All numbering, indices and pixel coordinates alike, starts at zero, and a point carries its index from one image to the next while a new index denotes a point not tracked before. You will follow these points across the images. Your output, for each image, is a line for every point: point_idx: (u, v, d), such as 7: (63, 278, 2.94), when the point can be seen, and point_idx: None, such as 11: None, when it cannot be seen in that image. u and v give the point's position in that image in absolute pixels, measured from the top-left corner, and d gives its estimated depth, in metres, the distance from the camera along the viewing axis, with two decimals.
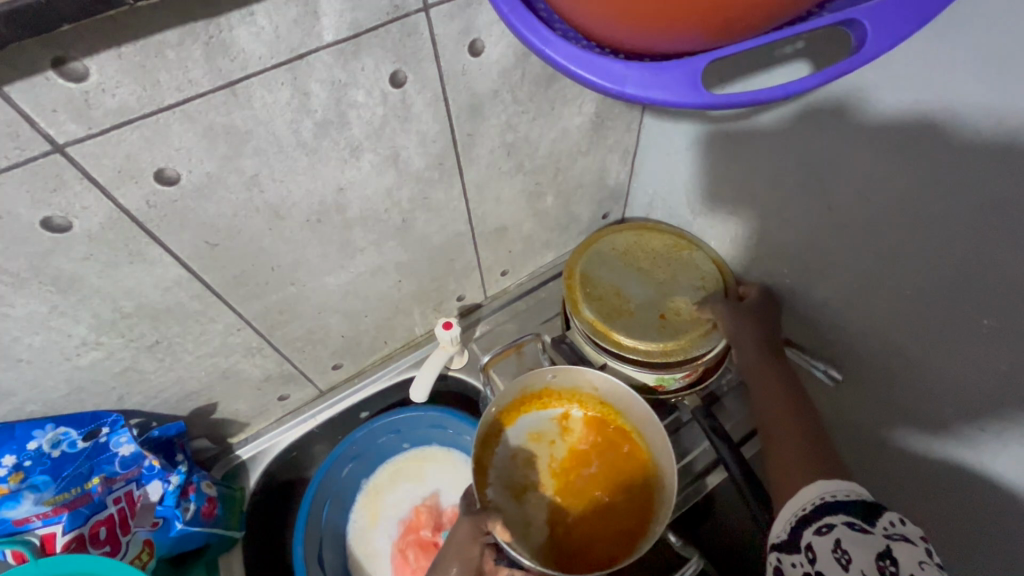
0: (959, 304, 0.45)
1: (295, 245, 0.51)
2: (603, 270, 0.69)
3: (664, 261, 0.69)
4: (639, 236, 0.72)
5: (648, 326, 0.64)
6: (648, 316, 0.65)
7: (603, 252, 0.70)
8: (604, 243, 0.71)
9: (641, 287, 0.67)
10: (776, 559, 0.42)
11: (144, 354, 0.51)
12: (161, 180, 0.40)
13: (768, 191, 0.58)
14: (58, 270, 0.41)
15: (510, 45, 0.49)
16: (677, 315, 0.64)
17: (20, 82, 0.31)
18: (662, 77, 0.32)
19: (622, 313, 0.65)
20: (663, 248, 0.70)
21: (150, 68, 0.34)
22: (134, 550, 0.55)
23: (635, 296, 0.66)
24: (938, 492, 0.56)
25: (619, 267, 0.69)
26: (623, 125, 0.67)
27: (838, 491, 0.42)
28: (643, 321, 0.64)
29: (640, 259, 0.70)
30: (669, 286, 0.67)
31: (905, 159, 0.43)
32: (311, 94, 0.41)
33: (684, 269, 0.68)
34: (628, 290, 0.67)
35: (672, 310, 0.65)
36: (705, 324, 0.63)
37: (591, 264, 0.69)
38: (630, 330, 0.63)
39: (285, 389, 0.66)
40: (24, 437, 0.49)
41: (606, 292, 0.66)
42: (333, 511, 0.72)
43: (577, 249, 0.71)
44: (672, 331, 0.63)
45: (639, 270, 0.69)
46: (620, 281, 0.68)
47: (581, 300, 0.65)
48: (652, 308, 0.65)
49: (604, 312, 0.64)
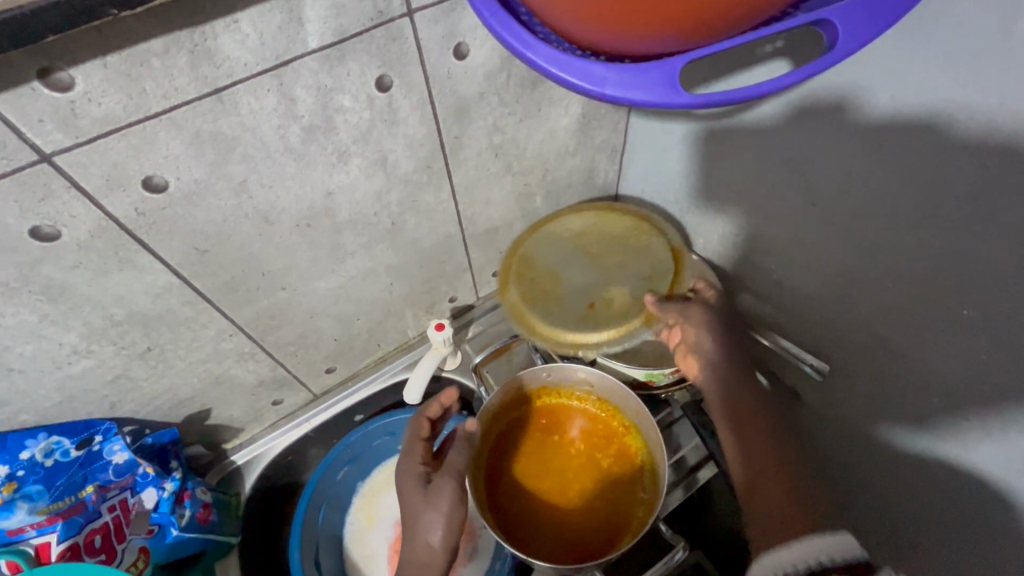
0: (941, 295, 0.45)
1: (285, 250, 0.51)
2: (549, 251, 0.68)
3: (617, 247, 0.67)
4: (599, 219, 0.70)
5: (571, 314, 0.64)
6: (576, 305, 0.64)
7: (557, 233, 0.69)
8: (561, 223, 0.70)
9: (582, 272, 0.66)
10: None
11: (137, 361, 0.51)
12: (149, 188, 0.40)
13: (753, 187, 0.58)
14: (48, 279, 0.41)
15: (495, 48, 0.49)
16: (607, 307, 0.63)
17: (6, 93, 0.32)
18: (639, 77, 0.33)
19: (549, 297, 0.65)
20: (621, 232, 0.68)
21: (136, 76, 0.35)
22: (130, 557, 0.55)
23: (571, 281, 0.66)
24: (926, 482, 0.56)
25: (567, 249, 0.68)
26: (610, 124, 0.68)
27: (834, 551, 0.40)
28: (569, 309, 0.64)
29: (593, 243, 0.68)
30: (615, 273, 0.65)
31: (883, 152, 0.44)
32: (297, 100, 0.42)
33: (632, 259, 0.66)
34: (564, 276, 0.66)
35: (603, 300, 0.64)
36: (634, 319, 0.62)
37: (538, 244, 0.68)
38: (550, 316, 0.63)
39: (278, 394, 0.67)
40: (17, 447, 0.49)
41: (541, 276, 0.66)
42: (329, 513, 0.72)
43: (532, 226, 0.71)
44: (595, 322, 0.62)
45: (588, 255, 0.68)
46: (561, 264, 0.67)
47: (511, 282, 0.66)
48: (584, 296, 0.65)
49: (531, 295, 0.65)
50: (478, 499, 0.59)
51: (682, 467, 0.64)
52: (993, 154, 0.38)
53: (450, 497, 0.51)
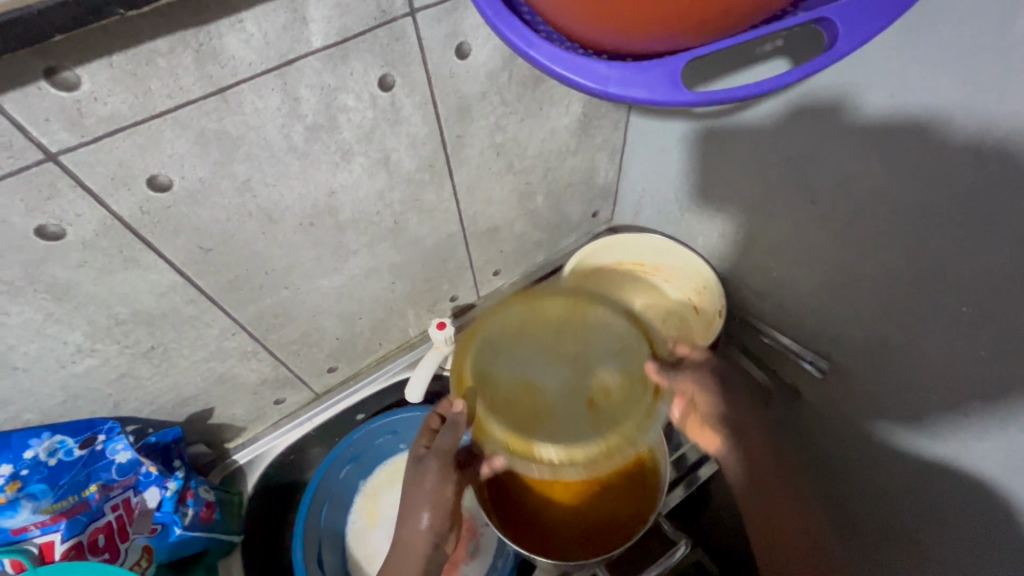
0: (940, 292, 0.46)
1: (289, 249, 0.51)
2: (501, 363, 0.52)
3: (574, 331, 0.53)
4: (528, 308, 0.55)
5: (577, 422, 0.48)
6: (574, 408, 0.49)
7: (493, 338, 0.53)
8: (492, 328, 0.54)
9: (554, 369, 0.51)
10: None
11: (140, 360, 0.51)
12: (154, 187, 0.40)
13: (754, 186, 0.59)
14: (53, 278, 0.41)
15: (496, 47, 0.50)
16: (608, 395, 0.49)
17: (13, 92, 0.32)
18: (641, 76, 0.33)
19: (539, 415, 0.48)
20: (563, 313, 0.54)
21: (141, 76, 0.35)
22: (134, 555, 0.55)
23: (549, 384, 0.50)
24: (925, 479, 0.57)
25: (519, 350, 0.52)
26: (610, 124, 0.68)
27: None
28: (570, 417, 0.48)
29: (542, 335, 0.53)
30: (590, 360, 0.51)
31: (882, 152, 0.45)
32: (301, 99, 0.42)
33: (597, 336, 0.53)
34: (539, 375, 0.51)
35: (599, 388, 0.50)
36: (643, 396, 0.49)
37: (482, 361, 0.52)
38: (558, 436, 0.47)
39: (281, 393, 0.67)
40: (20, 446, 0.49)
41: (512, 393, 0.50)
42: (331, 512, 0.72)
43: (460, 348, 0.54)
44: (610, 420, 0.48)
45: (547, 350, 0.52)
46: (525, 373, 0.51)
47: (486, 415, 0.48)
48: (574, 396, 0.49)
49: (520, 421, 0.48)
50: (480, 495, 0.60)
51: (683, 465, 0.65)
52: (991, 151, 0.38)
53: (434, 476, 0.53)
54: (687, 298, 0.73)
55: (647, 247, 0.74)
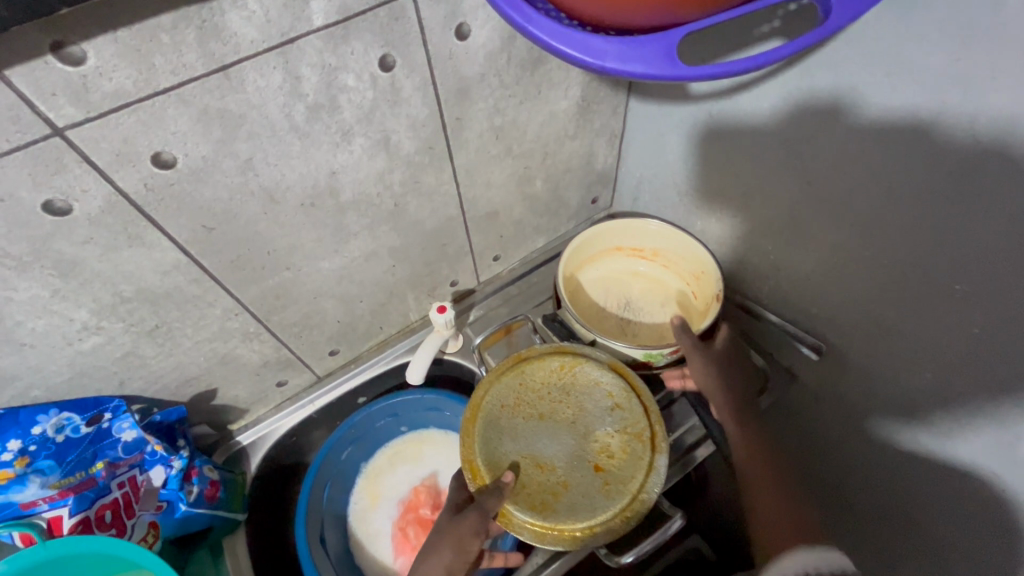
0: (931, 270, 0.46)
1: (291, 229, 0.52)
2: (507, 441, 0.55)
3: (567, 395, 0.58)
4: (520, 376, 0.59)
5: (590, 492, 0.52)
6: (583, 477, 0.53)
7: (494, 417, 0.56)
8: (490, 406, 0.57)
9: (556, 440, 0.55)
10: None
11: (145, 339, 0.52)
12: (158, 164, 0.41)
13: (752, 168, 0.59)
14: (59, 254, 0.41)
15: (496, 29, 0.50)
16: (611, 458, 0.54)
17: (20, 66, 0.32)
18: (638, 51, 0.34)
19: (555, 491, 0.52)
20: (552, 380, 0.59)
21: (145, 51, 0.35)
22: (140, 532, 0.57)
23: (556, 458, 0.54)
24: (918, 457, 0.57)
25: (520, 425, 0.56)
26: (609, 108, 0.69)
27: None
28: (582, 488, 0.53)
29: (537, 404, 0.57)
30: (589, 423, 0.56)
31: (877, 132, 0.45)
32: (303, 78, 0.42)
33: (588, 397, 0.58)
34: (543, 446, 0.55)
35: (600, 452, 0.54)
36: (644, 455, 0.54)
37: (488, 442, 0.55)
38: (576, 510, 0.51)
39: (283, 374, 0.68)
40: (28, 422, 0.50)
41: (525, 472, 0.53)
42: (333, 493, 0.73)
43: (463, 431, 0.56)
44: (619, 485, 0.52)
45: (545, 420, 0.56)
46: (532, 447, 0.55)
47: (507, 503, 0.51)
48: (581, 465, 0.54)
49: (538, 501, 0.51)
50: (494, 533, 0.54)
51: (680, 447, 0.62)
52: (985, 127, 0.38)
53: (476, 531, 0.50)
54: (686, 283, 0.74)
55: (645, 232, 0.73)
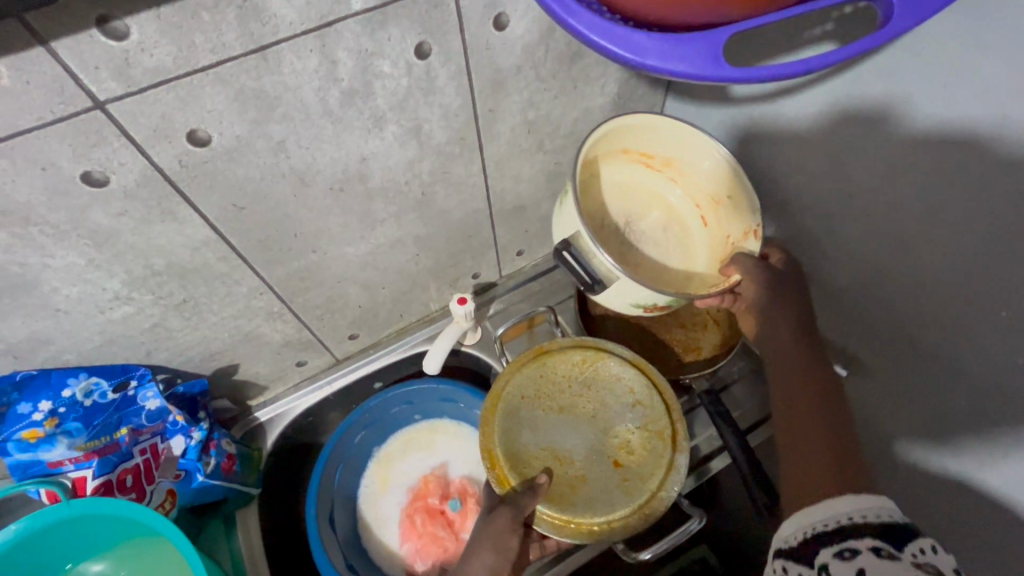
0: (976, 294, 0.44)
1: (319, 213, 0.52)
2: (527, 432, 0.55)
3: (587, 389, 0.57)
4: (541, 367, 0.58)
5: (608, 488, 0.52)
6: (602, 472, 0.53)
7: (514, 408, 0.56)
8: (510, 398, 0.56)
9: (576, 433, 0.55)
10: (780, 567, 0.39)
11: (172, 312, 0.53)
12: (194, 141, 0.41)
13: (792, 176, 0.57)
14: (96, 224, 0.42)
15: (536, 20, 0.49)
16: (631, 455, 0.54)
17: (66, 38, 0.33)
18: (681, 49, 0.32)
19: (573, 485, 0.52)
20: (574, 373, 0.58)
21: (186, 29, 0.35)
22: (158, 498, 0.59)
23: (575, 452, 0.54)
24: (945, 487, 0.55)
25: (539, 417, 0.56)
26: (645, 107, 0.67)
27: (867, 511, 0.38)
28: (600, 482, 0.52)
29: (557, 397, 0.57)
30: (609, 418, 0.55)
31: (929, 147, 0.43)
32: (338, 62, 0.42)
33: (610, 392, 0.57)
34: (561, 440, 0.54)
35: (620, 448, 0.54)
36: (664, 454, 0.53)
37: (508, 433, 0.54)
38: (594, 504, 0.51)
39: (303, 355, 0.69)
40: (59, 385, 0.51)
41: (545, 465, 0.53)
42: (345, 475, 0.74)
43: (483, 420, 0.56)
44: (638, 482, 0.52)
45: (564, 413, 0.56)
46: (552, 439, 0.54)
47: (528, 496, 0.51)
48: (600, 460, 0.54)
49: (557, 493, 0.52)
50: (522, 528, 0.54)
51: (694, 457, 0.64)
52: None
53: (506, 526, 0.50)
54: (694, 202, 0.60)
55: (665, 131, 0.56)
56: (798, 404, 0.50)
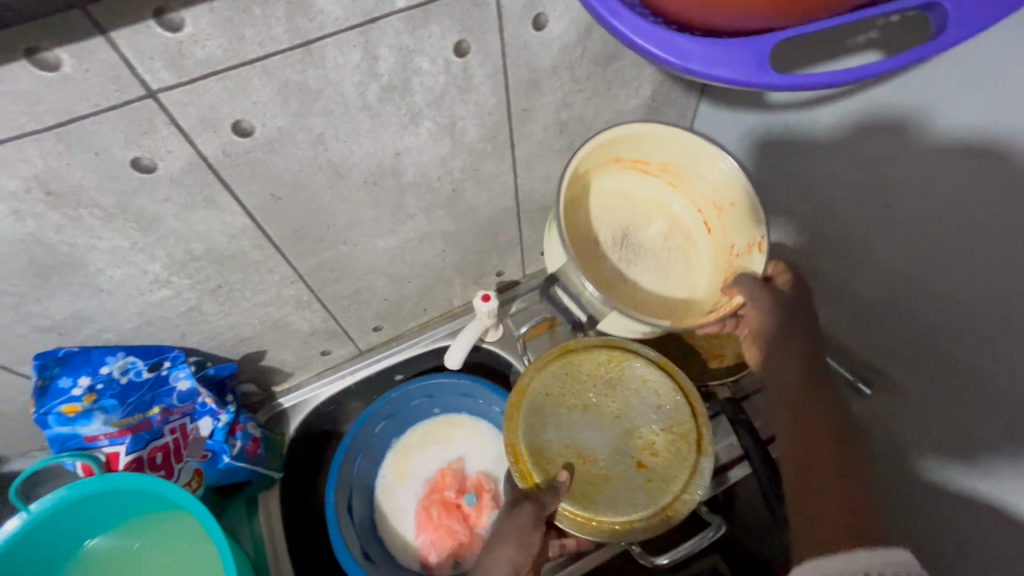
0: (1015, 316, 0.42)
1: (352, 206, 0.53)
2: (551, 428, 0.55)
3: (612, 389, 0.57)
4: (566, 365, 0.58)
5: (631, 487, 0.52)
6: (625, 472, 0.53)
7: (539, 404, 0.56)
8: (534, 394, 0.57)
9: (599, 432, 0.55)
10: None
11: (207, 297, 0.55)
12: (238, 132, 0.42)
13: (826, 186, 0.56)
14: (141, 209, 0.44)
15: (574, 21, 0.49)
16: (654, 456, 0.54)
17: (124, 29, 0.34)
18: (725, 55, 0.32)
19: (596, 483, 0.52)
20: (599, 372, 0.58)
21: (237, 23, 0.36)
22: (186, 477, 0.60)
23: (598, 451, 0.54)
24: (970, 513, 0.53)
25: (563, 414, 0.56)
26: (678, 110, 0.67)
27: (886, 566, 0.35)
28: (623, 482, 0.53)
29: (582, 395, 0.57)
30: (633, 419, 0.56)
31: (973, 160, 0.41)
32: (379, 58, 0.43)
33: (635, 393, 0.57)
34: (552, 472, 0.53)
35: (644, 449, 0.54)
36: (688, 457, 0.53)
37: (532, 429, 0.55)
38: (617, 504, 0.51)
39: (328, 345, 0.70)
40: (98, 362, 0.53)
41: (568, 462, 0.54)
42: (364, 464, 0.75)
43: (507, 415, 0.56)
44: (661, 484, 0.52)
45: (588, 412, 0.56)
46: (576, 436, 0.55)
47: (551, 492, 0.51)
48: (622, 460, 0.54)
49: (579, 491, 0.52)
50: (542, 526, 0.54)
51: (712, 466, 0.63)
52: None
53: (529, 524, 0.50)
54: (697, 208, 0.58)
55: (658, 140, 0.54)
56: (811, 439, 0.47)
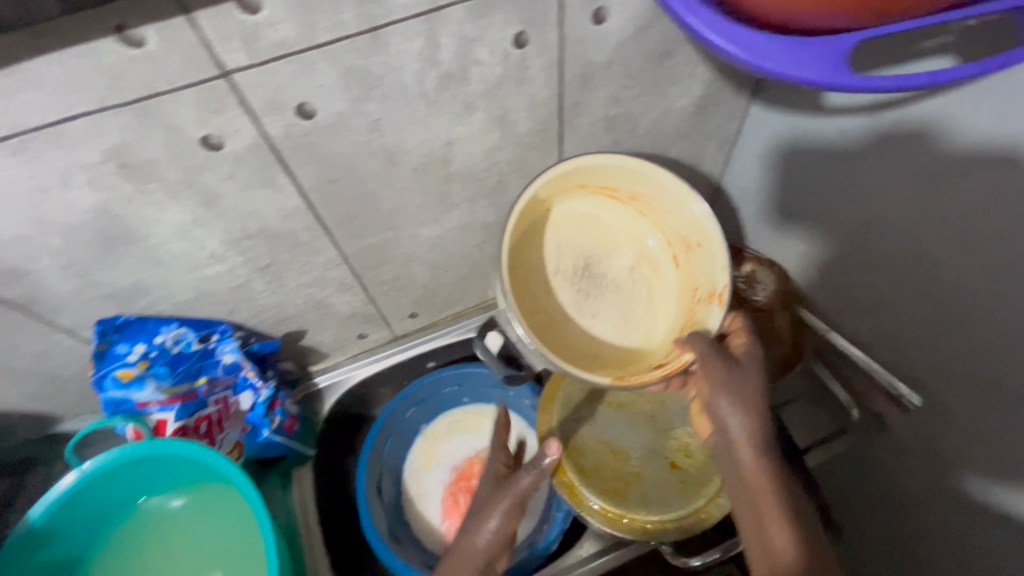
0: None
1: (400, 192, 0.54)
2: (585, 424, 0.56)
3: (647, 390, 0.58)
4: None
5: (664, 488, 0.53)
6: (658, 472, 0.53)
7: (574, 399, 0.57)
8: (569, 390, 0.58)
9: (633, 431, 0.56)
10: None
11: (257, 275, 0.56)
12: (301, 114, 0.43)
13: (872, 195, 0.54)
14: (204, 185, 0.45)
15: (632, 16, 0.49)
16: (688, 458, 0.54)
17: (206, 10, 0.35)
18: (797, 55, 0.32)
19: (629, 481, 0.53)
20: None
21: (310, 7, 0.37)
22: (227, 446, 0.63)
23: (632, 449, 0.55)
24: (1011, 540, 0.51)
25: (598, 411, 0.57)
26: (728, 111, 0.66)
27: None
28: (656, 481, 0.53)
29: (617, 394, 0.58)
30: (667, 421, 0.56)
31: None
32: (441, 47, 0.44)
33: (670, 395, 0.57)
34: (485, 527, 0.49)
35: (678, 451, 0.55)
36: None
37: (567, 423, 0.56)
38: (649, 503, 0.52)
39: (364, 328, 0.71)
40: (153, 331, 0.56)
41: (600, 458, 0.54)
42: (393, 447, 0.77)
43: (541, 408, 0.57)
44: (694, 486, 0.52)
45: (623, 410, 0.57)
46: (610, 433, 0.55)
47: (581, 485, 0.52)
48: (656, 459, 0.54)
49: (611, 488, 0.52)
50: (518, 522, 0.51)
51: None
52: None
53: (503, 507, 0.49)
54: (668, 243, 0.53)
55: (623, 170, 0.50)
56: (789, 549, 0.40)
